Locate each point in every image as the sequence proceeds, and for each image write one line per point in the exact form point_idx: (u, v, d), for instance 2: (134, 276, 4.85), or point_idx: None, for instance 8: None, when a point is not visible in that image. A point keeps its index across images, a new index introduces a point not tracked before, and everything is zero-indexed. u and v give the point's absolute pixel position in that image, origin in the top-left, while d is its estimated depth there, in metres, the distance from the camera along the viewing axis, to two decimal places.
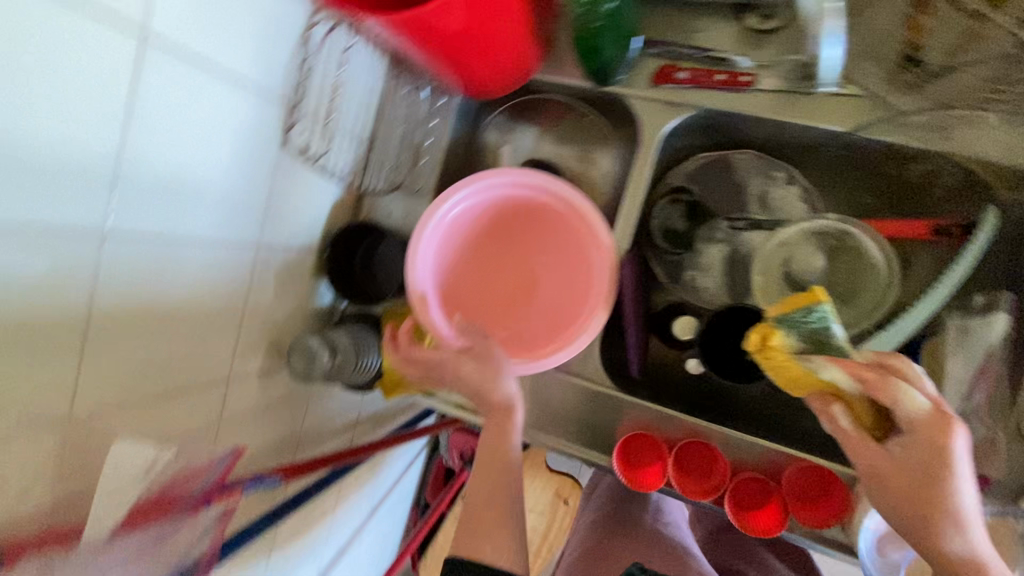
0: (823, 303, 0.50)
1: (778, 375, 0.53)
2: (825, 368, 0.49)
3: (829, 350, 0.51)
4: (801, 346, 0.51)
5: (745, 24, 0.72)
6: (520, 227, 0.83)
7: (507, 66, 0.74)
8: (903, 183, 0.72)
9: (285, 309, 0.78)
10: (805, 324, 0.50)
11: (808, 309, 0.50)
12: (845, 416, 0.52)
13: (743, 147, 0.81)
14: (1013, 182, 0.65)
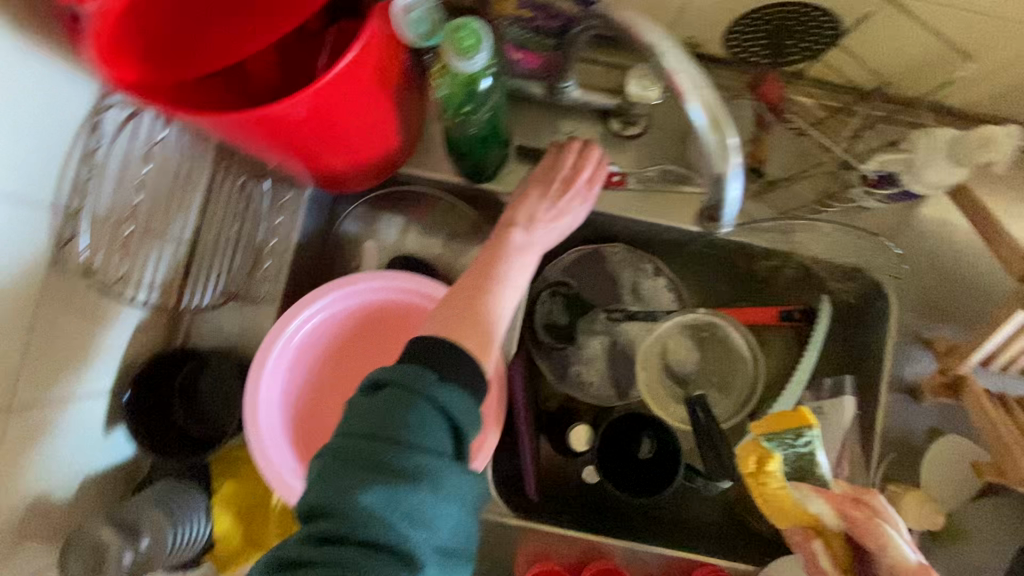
0: (814, 426, 0.48)
1: (766, 506, 0.51)
2: (810, 499, 0.48)
3: (812, 476, 0.49)
4: (784, 471, 0.50)
5: (607, 126, 0.73)
6: (375, 334, 0.68)
7: (369, 163, 0.66)
8: (754, 275, 0.77)
9: (61, 478, 0.56)
10: (795, 445, 0.48)
11: (802, 431, 0.47)
12: (824, 553, 0.50)
13: (614, 241, 0.82)
14: (842, 276, 0.72)
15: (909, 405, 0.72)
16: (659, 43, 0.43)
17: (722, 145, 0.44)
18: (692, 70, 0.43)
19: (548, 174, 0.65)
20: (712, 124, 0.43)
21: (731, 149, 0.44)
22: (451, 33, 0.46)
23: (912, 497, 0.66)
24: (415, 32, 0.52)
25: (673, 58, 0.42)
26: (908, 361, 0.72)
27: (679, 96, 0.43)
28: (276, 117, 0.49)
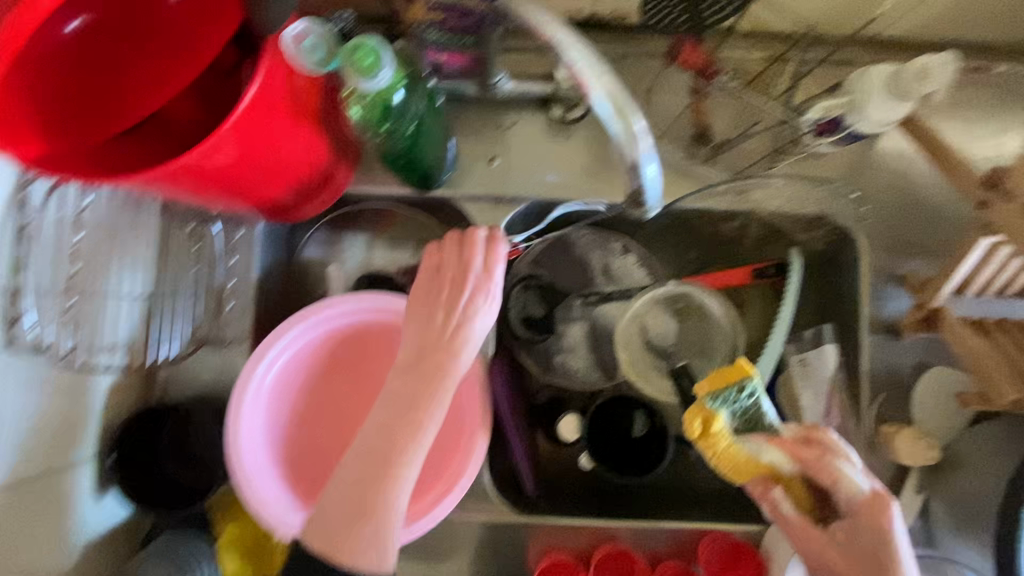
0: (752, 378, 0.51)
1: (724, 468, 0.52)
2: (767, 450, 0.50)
3: (761, 426, 0.52)
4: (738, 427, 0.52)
5: (549, 114, 0.73)
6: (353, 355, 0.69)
7: (312, 190, 0.65)
8: (720, 238, 0.76)
9: (55, 551, 0.56)
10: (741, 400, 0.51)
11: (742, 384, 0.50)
12: (786, 501, 0.53)
13: (578, 225, 0.81)
14: (804, 227, 0.72)
15: (890, 343, 0.72)
16: (562, 39, 0.44)
17: (629, 130, 0.45)
18: (591, 60, 0.45)
19: (428, 348, 0.55)
20: (617, 111, 0.44)
21: (636, 132, 0.45)
22: (349, 53, 0.47)
23: (905, 435, 0.66)
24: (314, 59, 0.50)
25: (567, 45, 0.44)
26: (885, 301, 0.72)
27: (580, 85, 0.44)
28: (201, 167, 0.48)
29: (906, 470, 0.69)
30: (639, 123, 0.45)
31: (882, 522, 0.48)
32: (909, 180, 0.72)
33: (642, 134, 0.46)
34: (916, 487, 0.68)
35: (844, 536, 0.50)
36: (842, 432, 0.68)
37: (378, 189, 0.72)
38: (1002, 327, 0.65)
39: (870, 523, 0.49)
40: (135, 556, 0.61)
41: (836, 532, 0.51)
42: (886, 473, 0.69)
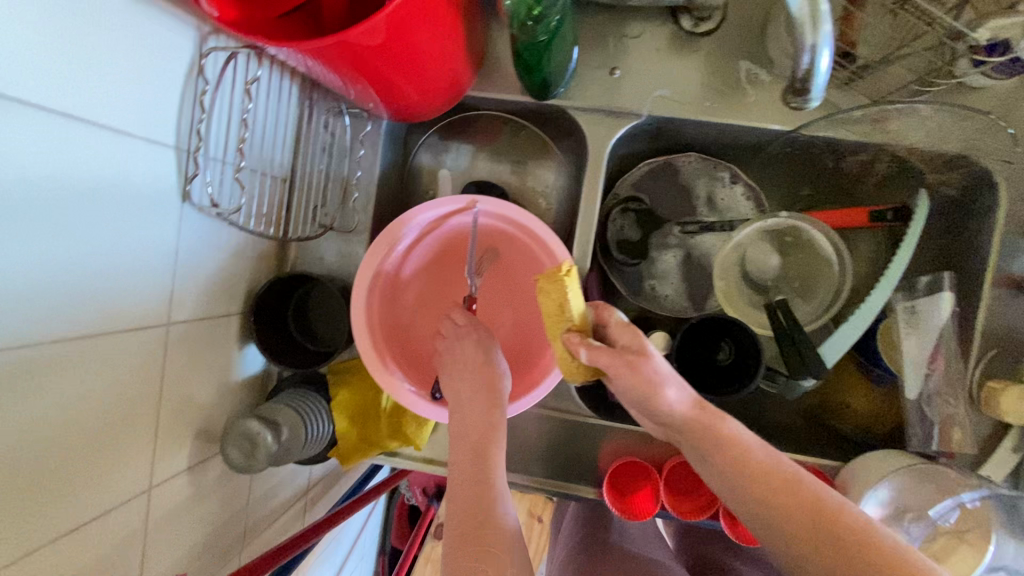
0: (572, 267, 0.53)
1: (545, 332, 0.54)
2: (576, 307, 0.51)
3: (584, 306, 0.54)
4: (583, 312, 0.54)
5: (678, 24, 0.70)
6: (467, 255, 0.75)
7: (441, 88, 0.67)
8: (841, 175, 0.73)
9: (213, 386, 0.67)
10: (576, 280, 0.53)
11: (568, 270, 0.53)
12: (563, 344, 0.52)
13: (686, 151, 0.80)
14: (941, 165, 0.67)
15: (1016, 300, 0.68)
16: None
17: (815, 13, 0.48)
18: None
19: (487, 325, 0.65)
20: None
21: (821, 15, 0.49)
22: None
23: (1014, 393, 0.64)
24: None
25: None
26: (1018, 255, 0.67)
27: None
28: (356, 46, 0.52)
29: (1007, 429, 0.67)
30: (824, 7, 0.49)
31: (710, 418, 0.50)
32: None
33: (824, 20, 0.49)
34: (1015, 447, 0.66)
35: (714, 458, 0.49)
36: (944, 382, 0.67)
37: (496, 95, 0.74)
38: None
39: (727, 434, 0.49)
40: (271, 399, 0.70)
41: (726, 472, 0.48)
42: (984, 429, 0.68)
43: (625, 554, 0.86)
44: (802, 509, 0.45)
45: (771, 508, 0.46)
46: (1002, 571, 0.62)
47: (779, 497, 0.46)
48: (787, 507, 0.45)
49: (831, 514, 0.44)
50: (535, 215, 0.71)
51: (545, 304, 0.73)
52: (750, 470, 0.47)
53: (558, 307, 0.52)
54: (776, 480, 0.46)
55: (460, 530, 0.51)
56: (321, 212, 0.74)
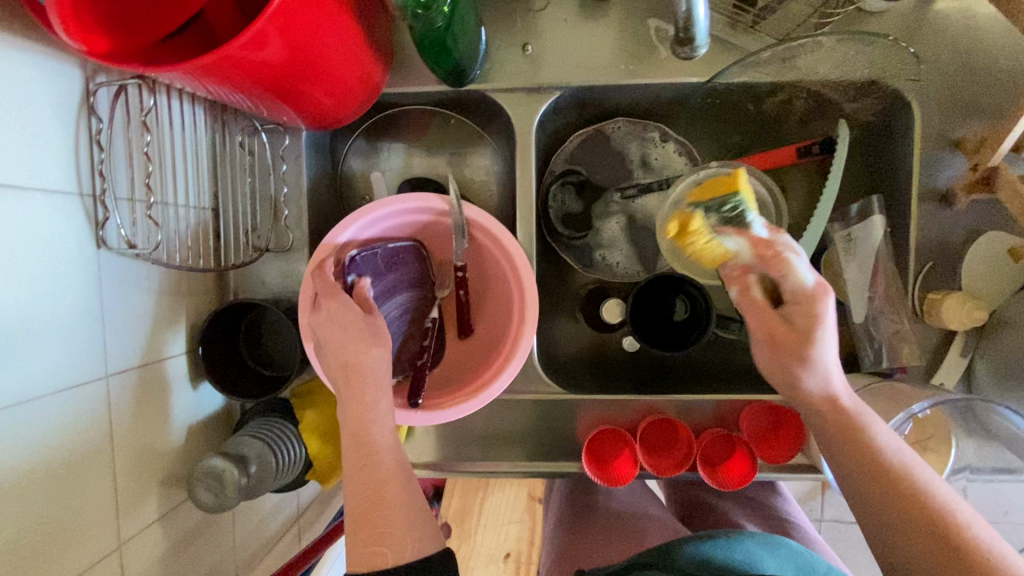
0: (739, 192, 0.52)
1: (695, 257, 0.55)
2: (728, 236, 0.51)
3: (744, 223, 0.52)
4: (714, 222, 0.53)
5: None
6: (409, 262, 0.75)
7: (352, 87, 0.65)
8: (764, 116, 0.73)
9: (171, 431, 0.65)
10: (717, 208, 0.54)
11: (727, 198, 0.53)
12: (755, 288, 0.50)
13: (614, 116, 0.80)
14: (855, 93, 0.68)
15: (943, 211, 0.70)
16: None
17: None
18: None
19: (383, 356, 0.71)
20: None
21: None
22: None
23: (952, 300, 0.66)
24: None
25: None
26: (939, 167, 0.69)
27: None
28: (252, 62, 0.50)
29: (952, 335, 0.70)
30: None
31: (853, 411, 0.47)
32: (973, 34, 0.67)
33: None
34: (961, 351, 0.69)
35: (820, 424, 0.49)
36: (887, 300, 0.69)
37: (413, 89, 0.73)
38: None
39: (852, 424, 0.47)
40: (235, 434, 0.69)
41: (832, 438, 0.48)
42: (931, 339, 0.70)
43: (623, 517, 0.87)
44: (844, 418, 0.47)
45: (846, 444, 0.47)
46: (966, 470, 0.66)
47: (851, 436, 0.47)
48: (843, 432, 0.47)
49: (872, 459, 0.46)
50: (467, 205, 0.72)
51: (495, 293, 0.76)
52: (831, 411, 0.48)
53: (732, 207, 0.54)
54: (910, 486, 0.44)
55: (359, 514, 0.49)
56: (255, 235, 0.73)
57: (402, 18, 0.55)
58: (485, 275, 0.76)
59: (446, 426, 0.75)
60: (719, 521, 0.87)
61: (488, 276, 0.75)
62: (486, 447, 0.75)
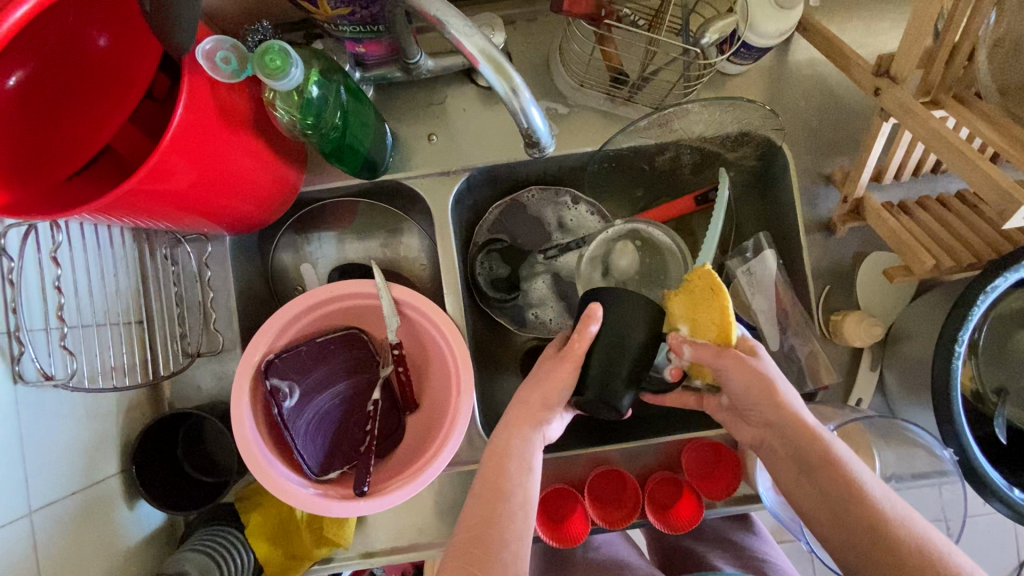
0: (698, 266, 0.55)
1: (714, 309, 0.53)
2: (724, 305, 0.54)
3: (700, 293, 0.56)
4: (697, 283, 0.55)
5: (476, 82, 0.77)
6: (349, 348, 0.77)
7: (267, 193, 0.68)
8: (660, 171, 0.81)
9: (105, 558, 0.63)
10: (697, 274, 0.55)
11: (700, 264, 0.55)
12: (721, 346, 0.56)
13: (527, 185, 0.86)
14: (733, 144, 0.76)
15: (829, 239, 0.76)
16: (444, 14, 0.49)
17: (511, 87, 0.52)
18: (463, 21, 0.50)
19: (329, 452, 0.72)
20: (497, 72, 0.51)
21: (516, 86, 0.52)
22: (259, 59, 0.52)
23: (850, 320, 0.71)
24: (229, 71, 0.52)
25: (459, 31, 0.49)
26: (818, 200, 0.76)
27: (472, 63, 0.51)
28: (161, 192, 0.53)
29: (860, 350, 0.75)
30: (517, 78, 0.52)
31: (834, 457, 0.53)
32: (822, 85, 0.76)
33: (521, 86, 0.53)
34: (871, 364, 0.74)
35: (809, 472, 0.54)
36: (795, 327, 0.73)
37: (330, 184, 0.77)
38: (939, 202, 0.68)
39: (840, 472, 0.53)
40: (177, 551, 0.67)
41: (822, 481, 0.53)
42: (843, 356, 0.75)
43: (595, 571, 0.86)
44: (826, 469, 0.53)
45: (832, 488, 0.53)
46: (895, 480, 0.69)
47: (837, 481, 0.53)
48: (826, 467, 0.53)
49: (852, 490, 0.52)
50: (392, 285, 0.75)
51: (435, 367, 0.77)
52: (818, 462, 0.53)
53: (710, 294, 0.52)
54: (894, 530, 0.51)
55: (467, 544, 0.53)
56: (187, 342, 0.73)
57: (298, 135, 0.61)
58: (422, 348, 0.78)
59: (397, 508, 0.75)
60: (699, 569, 0.85)
61: (429, 350, 0.77)
62: (440, 523, 0.75)
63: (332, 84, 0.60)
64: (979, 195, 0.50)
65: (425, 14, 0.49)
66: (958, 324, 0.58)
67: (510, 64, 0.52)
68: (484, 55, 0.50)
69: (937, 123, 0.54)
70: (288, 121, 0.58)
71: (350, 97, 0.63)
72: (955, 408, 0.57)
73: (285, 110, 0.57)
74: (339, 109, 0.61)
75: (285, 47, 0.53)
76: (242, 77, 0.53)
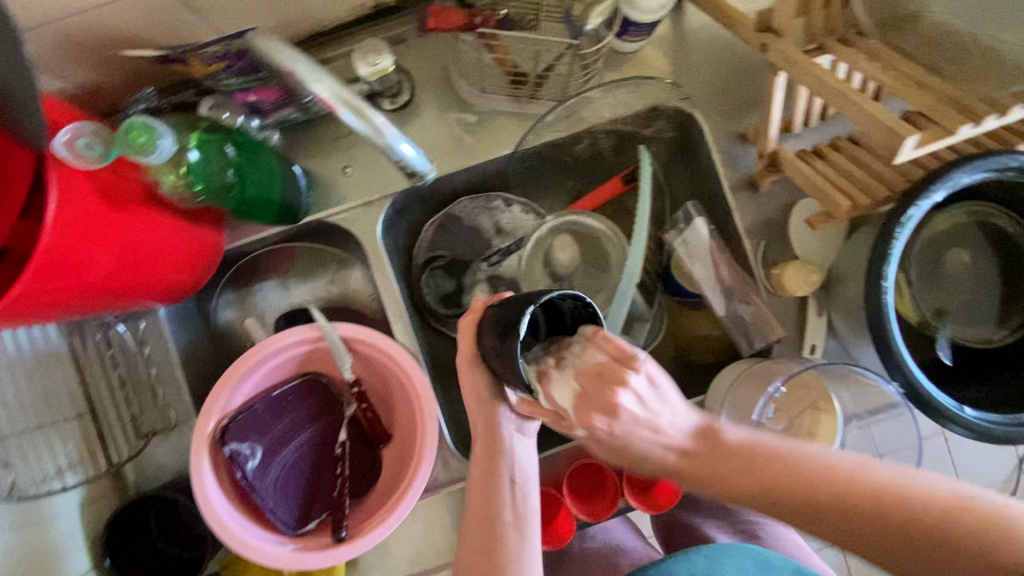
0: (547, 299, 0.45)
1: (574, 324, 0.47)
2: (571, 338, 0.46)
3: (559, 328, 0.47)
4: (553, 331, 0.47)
5: (379, 108, 0.74)
6: (306, 395, 0.76)
7: (185, 262, 0.66)
8: (583, 159, 0.81)
9: None
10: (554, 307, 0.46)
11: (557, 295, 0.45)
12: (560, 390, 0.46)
13: (458, 197, 0.85)
14: (646, 121, 0.77)
15: (756, 196, 0.77)
16: (295, 61, 0.47)
17: (373, 128, 0.51)
18: (310, 64, 0.47)
19: (305, 505, 0.71)
20: (355, 113, 0.49)
21: (378, 126, 0.51)
22: (125, 136, 0.53)
23: (789, 271, 0.72)
24: (97, 155, 0.51)
25: (308, 77, 0.47)
26: (737, 160, 0.76)
27: (329, 109, 0.49)
28: (66, 287, 0.51)
29: (806, 298, 0.76)
30: (377, 117, 0.51)
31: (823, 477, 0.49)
32: (721, 46, 0.76)
33: (384, 124, 0.51)
34: (817, 310, 0.75)
35: (780, 510, 0.50)
36: (738, 288, 0.74)
37: (254, 236, 0.76)
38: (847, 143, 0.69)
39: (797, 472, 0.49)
40: None
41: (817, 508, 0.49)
42: (792, 307, 0.76)
43: (595, 563, 0.86)
44: (810, 502, 0.49)
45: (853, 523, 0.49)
46: (855, 419, 0.71)
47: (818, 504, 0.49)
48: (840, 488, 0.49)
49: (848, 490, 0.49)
50: (336, 324, 0.74)
51: (398, 395, 0.76)
52: (795, 495, 0.49)
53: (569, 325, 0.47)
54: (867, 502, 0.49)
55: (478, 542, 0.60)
56: (140, 423, 0.72)
57: (191, 200, 0.59)
58: (381, 380, 0.77)
59: (385, 544, 0.74)
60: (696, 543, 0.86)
61: (388, 380, 0.76)
62: (430, 550, 0.74)
63: (214, 142, 0.60)
64: (871, 135, 0.51)
65: (275, 65, 0.48)
66: (882, 260, 0.59)
67: (370, 105, 0.51)
68: (342, 102, 0.48)
69: (820, 70, 0.54)
70: (173, 188, 0.56)
71: (241, 150, 0.63)
72: (893, 342, 0.58)
73: (168, 179, 0.56)
74: (229, 165, 0.61)
75: (148, 120, 0.54)
76: (112, 160, 0.52)
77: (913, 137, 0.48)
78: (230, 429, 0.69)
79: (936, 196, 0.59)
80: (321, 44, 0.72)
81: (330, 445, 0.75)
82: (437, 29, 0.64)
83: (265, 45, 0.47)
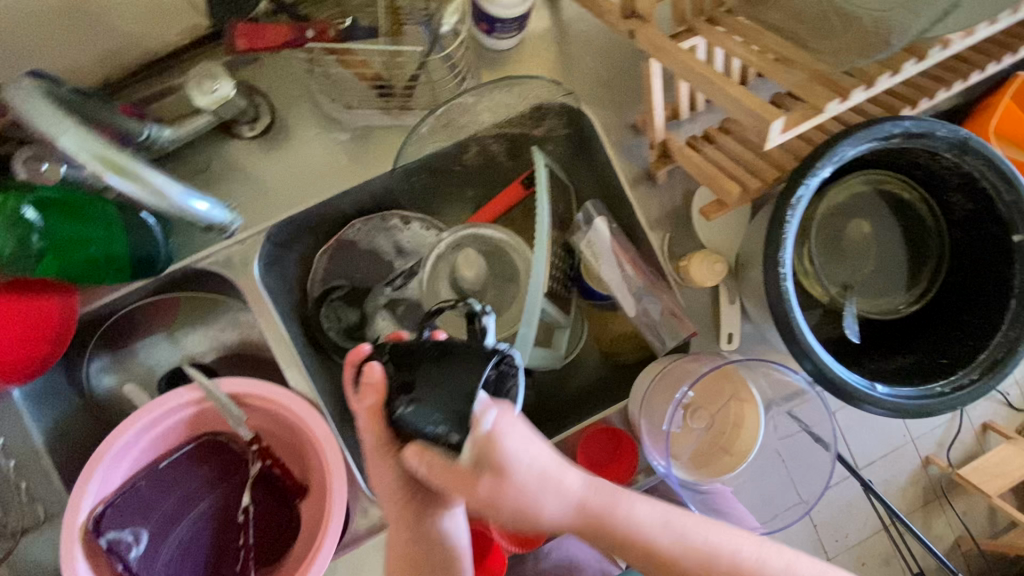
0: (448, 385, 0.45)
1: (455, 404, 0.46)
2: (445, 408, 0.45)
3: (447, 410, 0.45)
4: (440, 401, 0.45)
5: (241, 136, 0.68)
6: (200, 462, 0.69)
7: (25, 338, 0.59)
8: (475, 167, 0.76)
9: None
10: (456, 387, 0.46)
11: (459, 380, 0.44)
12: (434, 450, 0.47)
13: (348, 219, 0.75)
14: (534, 121, 0.72)
15: (655, 187, 0.74)
16: (46, 120, 0.46)
17: (147, 185, 0.50)
18: (66, 120, 0.47)
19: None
20: (115, 169, 0.48)
21: (153, 183, 0.50)
22: None
23: (694, 262, 0.69)
24: None
25: (57, 133, 0.46)
26: (632, 152, 0.73)
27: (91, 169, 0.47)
28: None
29: (717, 287, 0.73)
30: (151, 175, 0.50)
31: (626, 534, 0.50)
32: (601, 35, 0.73)
33: (162, 182, 0.51)
34: (729, 298, 0.73)
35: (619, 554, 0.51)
36: (648, 285, 0.71)
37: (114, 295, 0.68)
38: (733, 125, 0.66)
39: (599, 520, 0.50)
40: None
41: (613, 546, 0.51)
42: (705, 298, 0.74)
43: None
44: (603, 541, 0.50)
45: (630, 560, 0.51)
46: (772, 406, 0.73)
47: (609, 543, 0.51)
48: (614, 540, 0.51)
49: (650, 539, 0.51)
50: (219, 380, 0.67)
51: (304, 445, 0.70)
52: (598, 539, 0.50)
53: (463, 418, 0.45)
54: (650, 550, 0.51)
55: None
56: (4, 523, 0.64)
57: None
58: (284, 431, 0.70)
59: None
60: None
61: (290, 431, 0.70)
62: None
63: (11, 207, 0.52)
64: (739, 120, 0.48)
65: (33, 126, 0.47)
66: (776, 245, 0.56)
67: (136, 161, 0.49)
68: (100, 161, 0.47)
69: (684, 54, 0.51)
70: None
71: (52, 210, 0.55)
72: (797, 329, 0.56)
73: None
74: (34, 231, 0.54)
75: None
76: None
77: (778, 120, 0.45)
78: (107, 518, 0.62)
79: (825, 171, 0.57)
80: (157, 73, 0.64)
81: (234, 512, 0.68)
82: (253, 48, 0.57)
83: (18, 98, 0.47)
